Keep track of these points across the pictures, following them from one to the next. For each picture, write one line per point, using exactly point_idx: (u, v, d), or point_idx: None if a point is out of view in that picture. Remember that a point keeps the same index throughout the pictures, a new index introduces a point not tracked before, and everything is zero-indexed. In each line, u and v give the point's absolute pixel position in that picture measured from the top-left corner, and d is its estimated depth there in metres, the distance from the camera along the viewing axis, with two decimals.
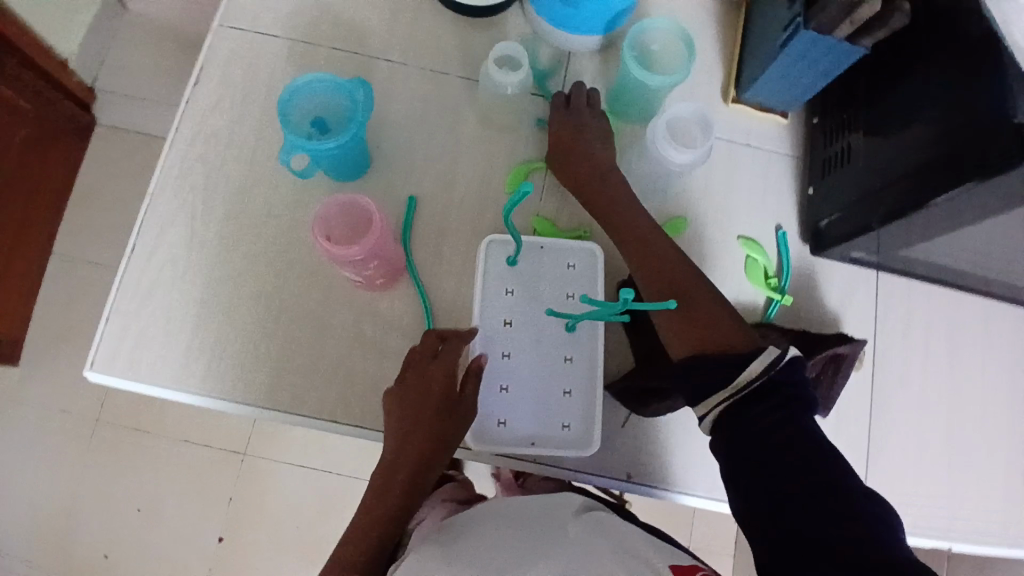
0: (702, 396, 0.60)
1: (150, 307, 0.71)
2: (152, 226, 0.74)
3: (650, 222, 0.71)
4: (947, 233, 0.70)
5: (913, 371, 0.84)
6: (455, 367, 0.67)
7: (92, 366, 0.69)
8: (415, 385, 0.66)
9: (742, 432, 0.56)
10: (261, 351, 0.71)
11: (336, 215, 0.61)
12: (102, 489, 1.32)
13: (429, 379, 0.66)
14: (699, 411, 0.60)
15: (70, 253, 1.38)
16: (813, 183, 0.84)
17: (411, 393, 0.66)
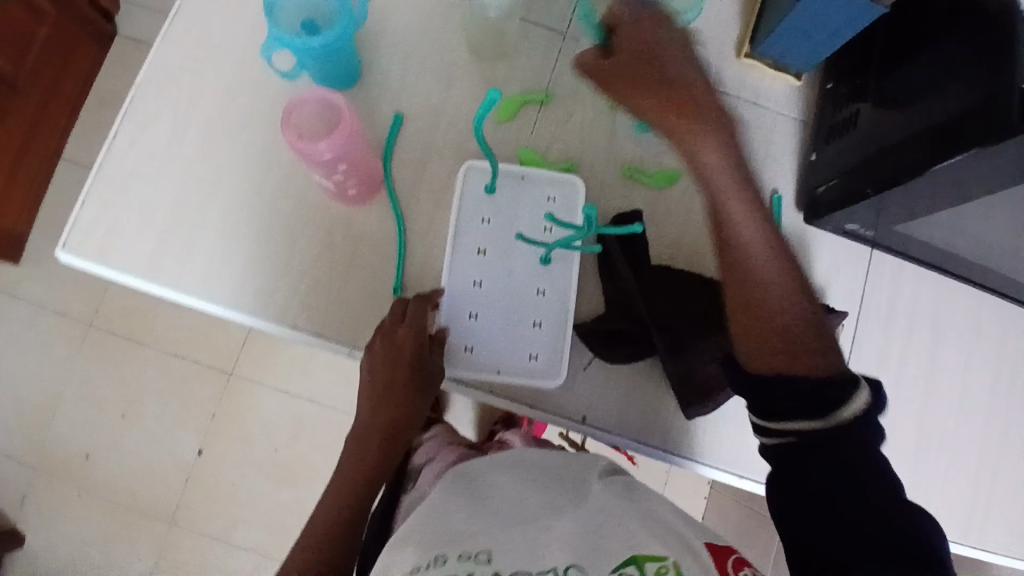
0: (778, 419, 0.56)
1: (128, 196, 0.71)
2: (136, 116, 0.73)
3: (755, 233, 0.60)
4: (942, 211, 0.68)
5: (892, 353, 0.82)
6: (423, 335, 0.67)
7: (65, 247, 0.70)
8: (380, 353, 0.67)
9: (805, 459, 0.54)
10: (233, 252, 0.71)
11: (309, 112, 0.61)
12: (90, 388, 1.36)
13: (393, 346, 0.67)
14: (771, 430, 0.57)
15: (76, 157, 1.38)
16: (816, 149, 0.81)
17: (377, 363, 0.67)
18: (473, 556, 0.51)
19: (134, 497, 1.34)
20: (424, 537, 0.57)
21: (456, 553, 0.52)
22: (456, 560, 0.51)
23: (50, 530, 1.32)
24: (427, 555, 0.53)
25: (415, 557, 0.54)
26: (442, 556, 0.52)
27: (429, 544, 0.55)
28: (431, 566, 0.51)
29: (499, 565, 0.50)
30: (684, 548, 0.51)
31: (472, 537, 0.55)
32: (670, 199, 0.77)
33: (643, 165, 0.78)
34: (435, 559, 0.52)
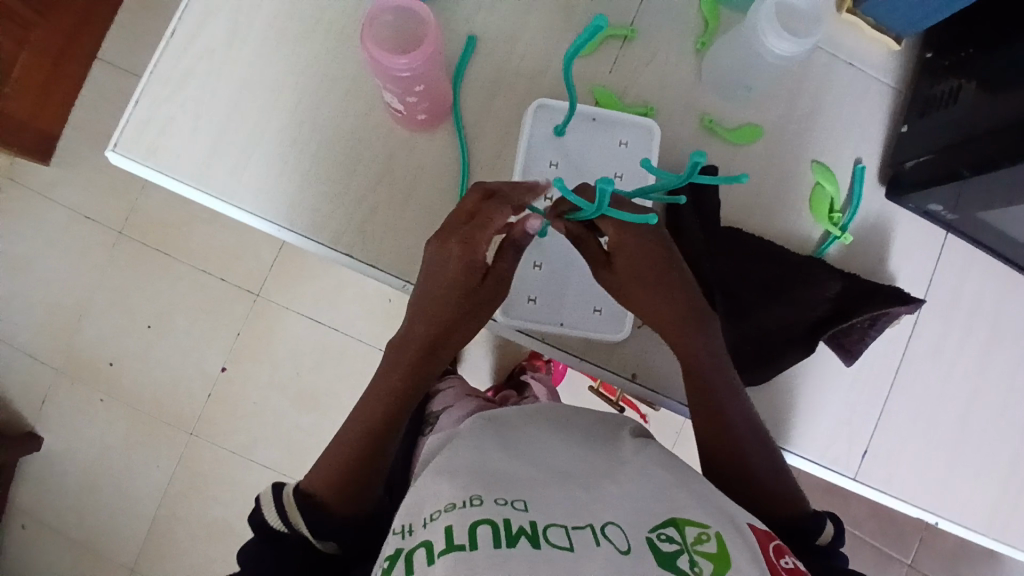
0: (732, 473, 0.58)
1: (180, 99, 0.67)
2: (194, 15, 0.68)
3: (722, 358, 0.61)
4: None
5: (951, 344, 0.77)
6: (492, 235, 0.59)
7: (114, 148, 0.66)
8: (438, 255, 0.60)
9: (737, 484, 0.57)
10: (285, 168, 0.67)
11: (386, 24, 0.57)
12: (120, 296, 1.36)
13: (453, 250, 0.59)
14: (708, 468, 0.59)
15: (113, 60, 1.32)
16: (908, 121, 0.74)
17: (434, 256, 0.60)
18: (510, 503, 0.46)
19: (156, 407, 1.35)
20: (458, 473, 0.51)
21: (494, 496, 0.47)
22: (493, 504, 0.46)
23: (74, 431, 1.35)
24: (463, 492, 0.48)
25: (450, 491, 0.48)
26: (478, 496, 0.46)
27: (463, 480, 0.50)
28: (468, 505, 0.46)
29: (539, 516, 0.45)
30: (727, 519, 0.47)
31: (509, 482, 0.49)
32: (744, 158, 0.73)
33: (724, 119, 0.73)
34: (471, 498, 0.46)
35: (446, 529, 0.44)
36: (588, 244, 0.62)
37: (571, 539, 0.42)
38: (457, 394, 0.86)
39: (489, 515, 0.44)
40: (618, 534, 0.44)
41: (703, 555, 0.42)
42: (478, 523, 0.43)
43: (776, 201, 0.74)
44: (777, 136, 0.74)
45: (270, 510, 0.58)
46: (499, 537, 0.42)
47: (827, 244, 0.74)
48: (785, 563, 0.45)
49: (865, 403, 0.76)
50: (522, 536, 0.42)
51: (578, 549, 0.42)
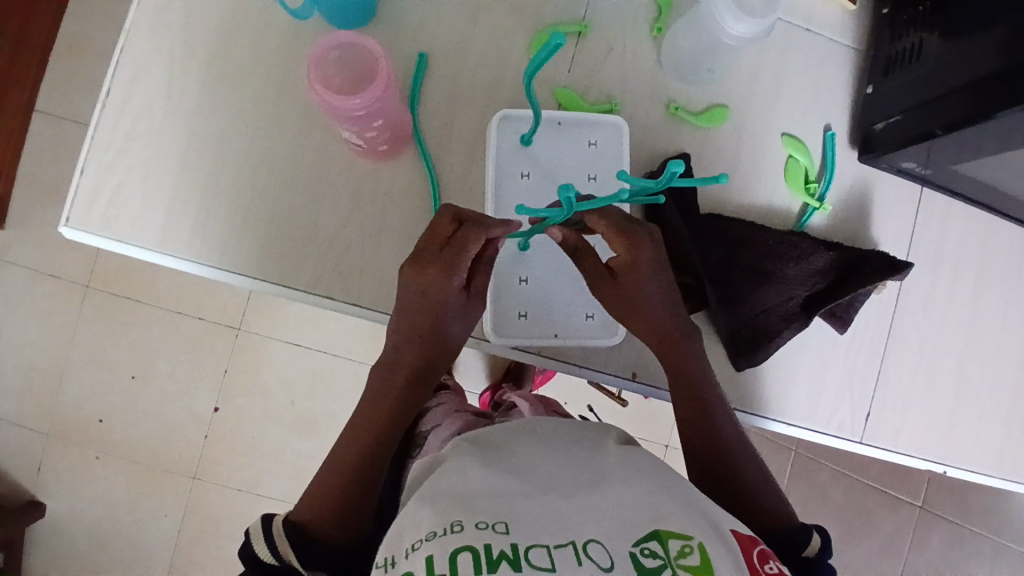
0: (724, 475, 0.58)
1: (130, 160, 0.64)
2: (127, 68, 0.65)
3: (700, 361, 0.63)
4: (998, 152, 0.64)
5: (938, 296, 0.78)
6: (466, 256, 0.59)
7: (66, 223, 0.63)
8: (414, 284, 0.59)
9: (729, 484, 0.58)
10: (250, 216, 0.65)
11: (333, 61, 0.57)
12: (94, 351, 1.30)
13: (432, 276, 0.59)
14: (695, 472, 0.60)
15: (50, 110, 1.26)
16: (872, 82, 0.74)
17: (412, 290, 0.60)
18: (491, 526, 0.44)
19: (150, 458, 1.31)
20: (438, 498, 0.49)
21: (474, 520, 0.45)
22: (473, 529, 0.44)
23: (71, 493, 1.30)
24: (442, 518, 0.46)
25: (430, 518, 0.46)
26: (458, 522, 0.45)
27: (443, 505, 0.47)
28: (448, 532, 0.44)
29: (520, 538, 0.43)
30: (709, 525, 0.47)
31: (490, 502, 0.47)
32: (716, 140, 0.72)
33: (689, 103, 0.72)
34: (451, 525, 0.44)
35: (426, 559, 0.42)
36: (586, 258, 0.64)
37: (553, 560, 0.41)
38: (445, 411, 0.77)
39: (470, 541, 0.43)
40: (600, 550, 0.43)
41: (685, 569, 0.42)
42: (459, 551, 0.42)
43: (754, 180, 0.73)
44: (746, 113, 0.73)
45: (258, 539, 0.53)
46: (479, 564, 0.41)
47: (807, 216, 0.73)
48: (769, 568, 0.46)
49: (863, 365, 0.76)
50: (502, 561, 0.41)
51: (559, 569, 0.40)
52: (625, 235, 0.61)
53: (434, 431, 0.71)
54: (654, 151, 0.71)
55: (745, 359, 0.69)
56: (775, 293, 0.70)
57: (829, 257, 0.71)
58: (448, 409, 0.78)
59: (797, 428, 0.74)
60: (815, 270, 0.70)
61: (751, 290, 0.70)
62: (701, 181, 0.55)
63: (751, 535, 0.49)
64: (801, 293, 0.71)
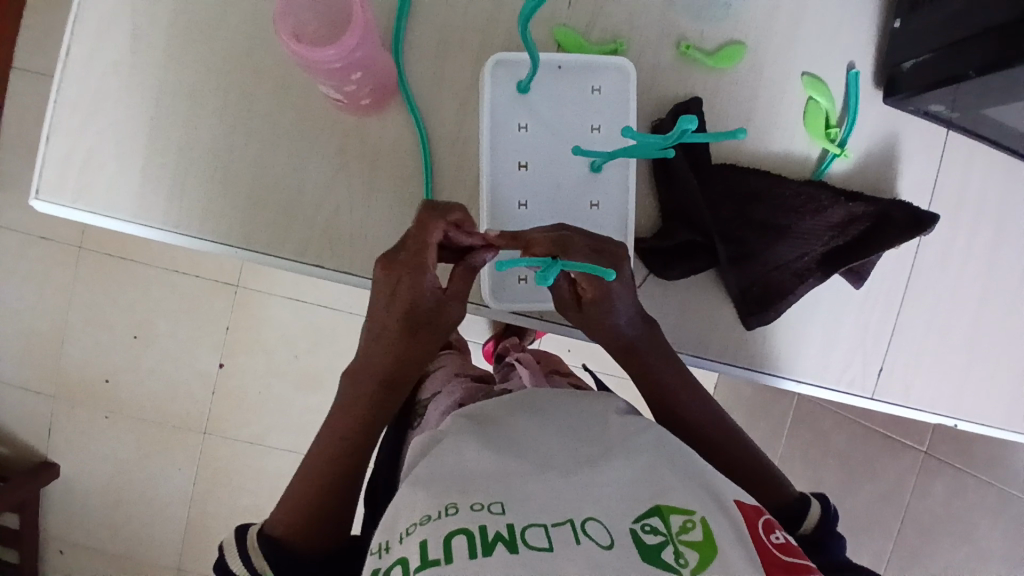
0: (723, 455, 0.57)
1: (97, 122, 0.59)
2: (87, 18, 0.59)
3: (665, 358, 0.62)
4: None
5: (960, 246, 0.74)
6: (429, 247, 0.55)
7: (37, 196, 0.59)
8: (383, 283, 0.57)
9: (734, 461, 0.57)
10: (230, 180, 0.61)
11: (304, 4, 0.51)
12: (93, 313, 1.29)
13: (399, 274, 0.56)
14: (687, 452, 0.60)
15: (24, 64, 1.19)
16: (900, 16, 0.68)
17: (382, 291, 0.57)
18: (487, 506, 0.42)
19: (157, 417, 1.31)
20: (432, 478, 0.47)
21: (470, 501, 0.43)
22: (468, 510, 0.42)
23: (84, 450, 1.31)
24: (436, 500, 0.44)
25: (425, 499, 0.45)
26: (453, 504, 0.43)
27: (437, 485, 0.45)
28: (442, 515, 0.42)
29: (518, 518, 0.41)
30: (712, 499, 0.45)
31: (485, 479, 0.45)
32: (729, 83, 0.67)
33: (701, 42, 0.66)
34: (446, 507, 0.43)
35: (420, 543, 0.40)
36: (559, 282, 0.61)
37: (551, 539, 0.39)
38: (444, 375, 0.75)
39: (464, 523, 0.41)
40: (599, 528, 0.41)
41: (687, 545, 0.41)
42: (453, 534, 0.40)
43: (770, 125, 0.68)
44: (763, 52, 0.67)
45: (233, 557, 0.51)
46: (474, 546, 0.39)
47: (826, 163, 0.68)
48: (775, 539, 0.44)
49: (879, 320, 0.73)
50: (498, 542, 0.39)
51: (558, 548, 0.38)
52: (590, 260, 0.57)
53: (434, 399, 0.69)
54: (662, 97, 0.66)
55: (756, 319, 0.67)
56: (794, 248, 0.66)
57: (852, 211, 0.66)
58: (447, 373, 0.76)
59: (805, 385, 0.72)
60: (837, 225, 0.66)
61: (770, 245, 0.66)
62: (716, 138, 0.51)
63: (754, 505, 0.47)
64: (820, 249, 0.66)
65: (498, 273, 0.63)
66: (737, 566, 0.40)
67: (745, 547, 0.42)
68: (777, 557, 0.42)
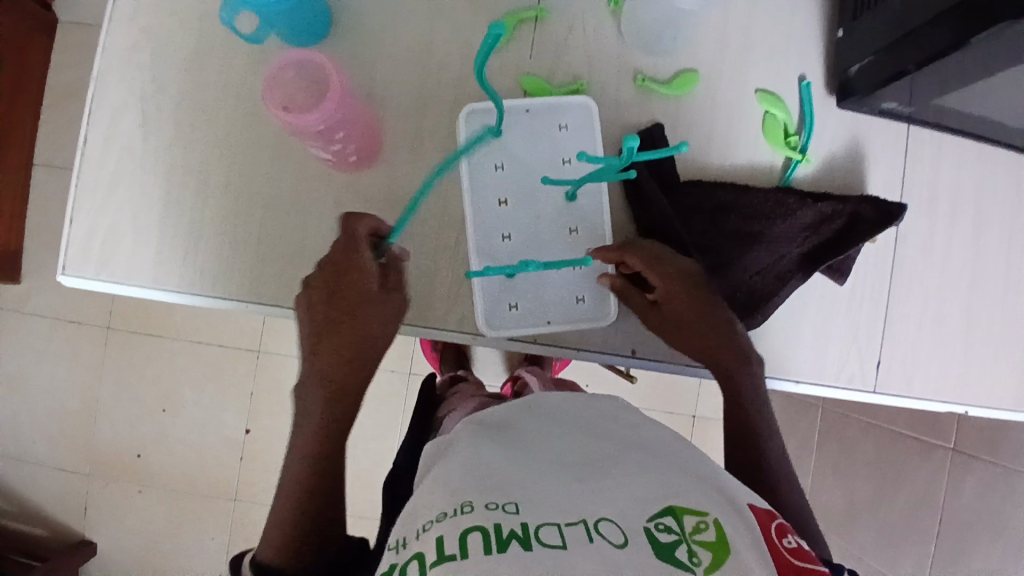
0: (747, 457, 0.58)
1: (116, 203, 0.66)
2: (102, 114, 0.66)
3: (745, 354, 0.63)
4: (976, 83, 0.62)
5: (938, 236, 0.77)
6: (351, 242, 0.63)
7: (65, 271, 0.65)
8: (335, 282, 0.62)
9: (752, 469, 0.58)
10: (238, 242, 0.66)
11: (291, 79, 0.58)
12: (123, 389, 1.34)
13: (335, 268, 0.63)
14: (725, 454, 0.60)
15: (47, 161, 1.28)
16: (843, 26, 0.73)
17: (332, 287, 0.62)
18: (502, 506, 0.45)
19: (189, 486, 1.34)
20: (450, 480, 0.49)
21: (485, 501, 0.45)
22: (484, 509, 0.44)
23: (119, 525, 1.34)
24: (453, 499, 0.46)
25: (443, 500, 0.47)
26: (469, 503, 0.45)
27: (454, 486, 0.48)
28: (458, 513, 0.44)
29: (531, 518, 0.43)
30: (726, 502, 0.48)
31: (502, 481, 0.48)
32: (690, 107, 0.72)
33: (656, 73, 0.71)
34: (462, 506, 0.45)
35: (437, 539, 0.43)
36: (630, 295, 0.67)
37: (563, 537, 0.41)
38: (458, 398, 0.79)
39: (480, 521, 0.43)
40: (612, 528, 0.43)
41: (701, 545, 0.42)
42: (469, 531, 0.42)
43: (731, 142, 0.72)
44: (718, 76, 0.72)
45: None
46: (489, 543, 0.41)
47: (791, 169, 0.72)
48: (789, 543, 0.46)
49: (869, 314, 0.75)
50: (512, 539, 0.41)
51: (570, 546, 0.40)
52: (655, 264, 0.64)
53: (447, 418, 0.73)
54: (628, 126, 0.71)
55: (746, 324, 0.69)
56: (770, 253, 0.69)
57: (822, 210, 0.69)
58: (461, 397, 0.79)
59: (805, 385, 0.74)
60: (810, 226, 0.69)
61: (745, 253, 0.69)
62: (666, 151, 0.60)
63: (768, 509, 0.49)
64: (796, 251, 0.69)
65: (489, 302, 0.67)
66: (749, 566, 0.41)
67: (756, 549, 0.44)
68: (789, 560, 0.44)
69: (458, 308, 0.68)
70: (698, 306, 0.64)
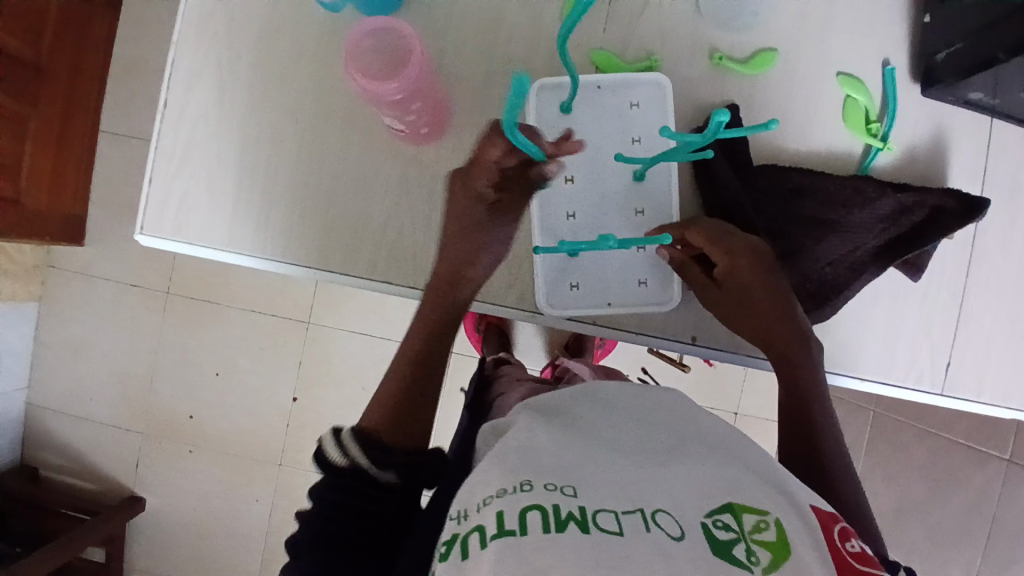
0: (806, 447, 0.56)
1: (192, 168, 0.68)
2: (180, 80, 0.68)
3: (805, 340, 0.61)
4: None
5: (1021, 234, 0.73)
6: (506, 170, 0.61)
7: (142, 231, 0.68)
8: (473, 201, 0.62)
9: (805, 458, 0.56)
10: (306, 210, 0.67)
11: (367, 49, 0.59)
12: (180, 352, 1.39)
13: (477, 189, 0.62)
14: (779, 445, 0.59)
15: (114, 131, 1.33)
16: (931, 9, 0.69)
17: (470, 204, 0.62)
18: (560, 488, 0.44)
19: (238, 448, 1.39)
20: (507, 457, 0.49)
21: (543, 481, 0.45)
22: (542, 489, 0.44)
23: (172, 482, 1.40)
24: (511, 476, 0.46)
25: (500, 477, 0.47)
26: (528, 482, 0.45)
27: (512, 464, 0.48)
28: (517, 491, 0.44)
29: (588, 502, 0.43)
30: (787, 502, 0.46)
31: (559, 463, 0.48)
32: (765, 89, 0.69)
33: (732, 53, 0.69)
34: (520, 484, 0.45)
35: (496, 514, 0.43)
36: (690, 268, 0.66)
37: (621, 524, 0.41)
38: (510, 380, 0.79)
39: (538, 500, 0.43)
40: (670, 520, 0.42)
41: (761, 545, 0.41)
42: (528, 509, 0.42)
43: (807, 126, 0.69)
44: (796, 57, 0.70)
45: (330, 447, 0.51)
46: (547, 523, 0.41)
47: (871, 157, 0.69)
48: (851, 547, 0.44)
49: (941, 312, 0.72)
50: (571, 522, 0.41)
51: (628, 534, 0.40)
52: (721, 239, 0.62)
53: (500, 398, 0.73)
54: (698, 107, 0.69)
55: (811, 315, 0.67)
56: (841, 243, 0.67)
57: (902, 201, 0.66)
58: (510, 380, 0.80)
59: (871, 382, 0.71)
60: (887, 217, 0.66)
61: (814, 241, 0.67)
62: (750, 129, 0.53)
63: (831, 511, 0.48)
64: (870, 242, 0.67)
65: (550, 281, 0.67)
66: (809, 567, 0.41)
67: (817, 552, 0.42)
68: (851, 564, 0.43)
69: (517, 286, 0.67)
70: (762, 287, 0.62)
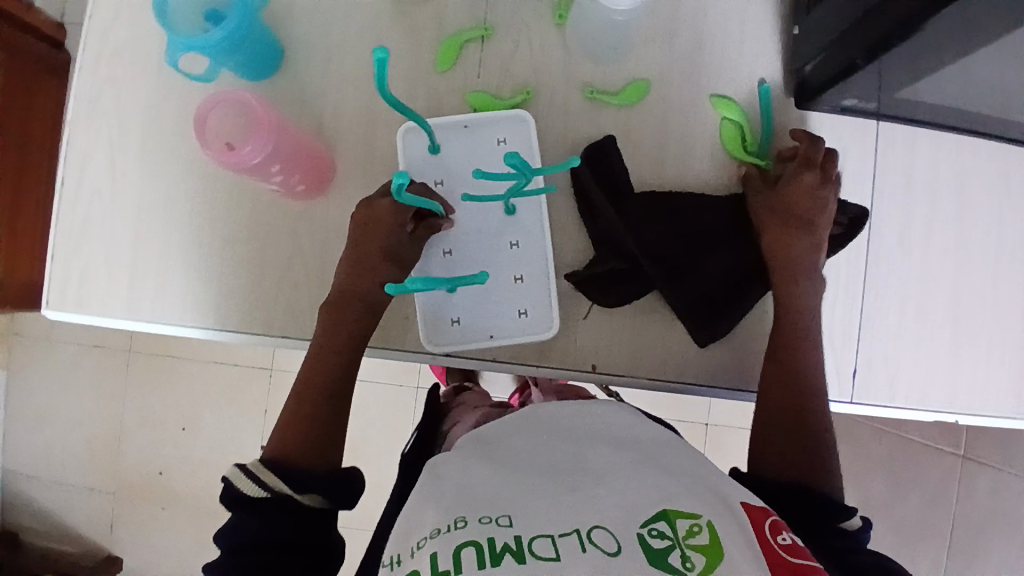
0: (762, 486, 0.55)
1: (90, 243, 0.70)
2: (75, 159, 0.70)
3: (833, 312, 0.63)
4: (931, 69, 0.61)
5: (916, 231, 0.74)
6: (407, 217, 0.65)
7: (48, 306, 0.69)
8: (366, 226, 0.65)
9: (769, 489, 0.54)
10: (202, 271, 0.69)
11: (224, 117, 0.60)
12: (144, 412, 1.40)
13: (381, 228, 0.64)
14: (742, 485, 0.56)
15: None
16: (798, 21, 0.71)
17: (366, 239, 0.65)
18: (495, 520, 0.41)
19: (208, 503, 1.38)
20: (443, 494, 0.45)
21: (478, 515, 0.41)
22: (477, 523, 0.40)
23: (145, 543, 1.40)
24: (446, 514, 0.42)
25: (436, 515, 0.43)
26: (462, 517, 0.41)
27: (447, 502, 0.44)
28: (451, 528, 0.40)
29: (524, 529, 0.39)
30: (718, 502, 0.42)
31: (494, 497, 0.43)
32: (640, 115, 0.71)
33: (605, 84, 0.71)
34: (455, 520, 0.41)
35: (431, 555, 0.38)
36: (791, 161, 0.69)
37: (556, 548, 0.37)
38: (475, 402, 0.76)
39: (473, 535, 0.39)
40: (606, 536, 0.38)
41: (694, 549, 0.37)
42: (464, 545, 0.38)
43: (683, 149, 0.71)
44: (669, 82, 0.71)
45: (242, 480, 0.51)
46: (483, 557, 0.37)
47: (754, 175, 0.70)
48: (784, 540, 0.41)
49: (842, 316, 0.73)
50: (506, 553, 0.37)
51: (564, 556, 0.36)
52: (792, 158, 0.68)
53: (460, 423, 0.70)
54: (575, 139, 0.71)
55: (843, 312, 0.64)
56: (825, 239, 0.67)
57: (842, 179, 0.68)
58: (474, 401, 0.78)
59: None
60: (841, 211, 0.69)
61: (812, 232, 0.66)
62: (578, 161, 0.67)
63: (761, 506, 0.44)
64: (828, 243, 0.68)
65: (432, 320, 0.68)
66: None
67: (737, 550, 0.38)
68: (783, 555, 0.38)
69: (413, 330, 0.69)
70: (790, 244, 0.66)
